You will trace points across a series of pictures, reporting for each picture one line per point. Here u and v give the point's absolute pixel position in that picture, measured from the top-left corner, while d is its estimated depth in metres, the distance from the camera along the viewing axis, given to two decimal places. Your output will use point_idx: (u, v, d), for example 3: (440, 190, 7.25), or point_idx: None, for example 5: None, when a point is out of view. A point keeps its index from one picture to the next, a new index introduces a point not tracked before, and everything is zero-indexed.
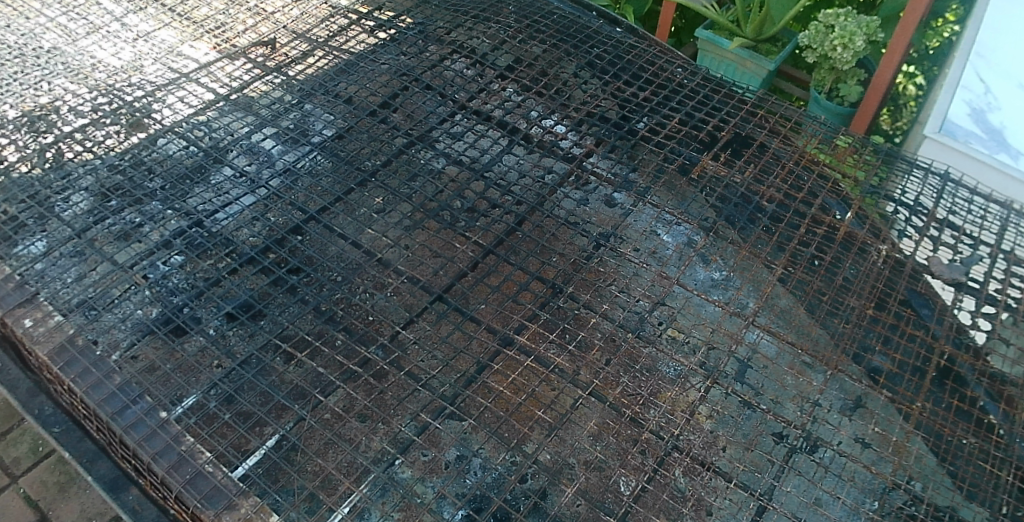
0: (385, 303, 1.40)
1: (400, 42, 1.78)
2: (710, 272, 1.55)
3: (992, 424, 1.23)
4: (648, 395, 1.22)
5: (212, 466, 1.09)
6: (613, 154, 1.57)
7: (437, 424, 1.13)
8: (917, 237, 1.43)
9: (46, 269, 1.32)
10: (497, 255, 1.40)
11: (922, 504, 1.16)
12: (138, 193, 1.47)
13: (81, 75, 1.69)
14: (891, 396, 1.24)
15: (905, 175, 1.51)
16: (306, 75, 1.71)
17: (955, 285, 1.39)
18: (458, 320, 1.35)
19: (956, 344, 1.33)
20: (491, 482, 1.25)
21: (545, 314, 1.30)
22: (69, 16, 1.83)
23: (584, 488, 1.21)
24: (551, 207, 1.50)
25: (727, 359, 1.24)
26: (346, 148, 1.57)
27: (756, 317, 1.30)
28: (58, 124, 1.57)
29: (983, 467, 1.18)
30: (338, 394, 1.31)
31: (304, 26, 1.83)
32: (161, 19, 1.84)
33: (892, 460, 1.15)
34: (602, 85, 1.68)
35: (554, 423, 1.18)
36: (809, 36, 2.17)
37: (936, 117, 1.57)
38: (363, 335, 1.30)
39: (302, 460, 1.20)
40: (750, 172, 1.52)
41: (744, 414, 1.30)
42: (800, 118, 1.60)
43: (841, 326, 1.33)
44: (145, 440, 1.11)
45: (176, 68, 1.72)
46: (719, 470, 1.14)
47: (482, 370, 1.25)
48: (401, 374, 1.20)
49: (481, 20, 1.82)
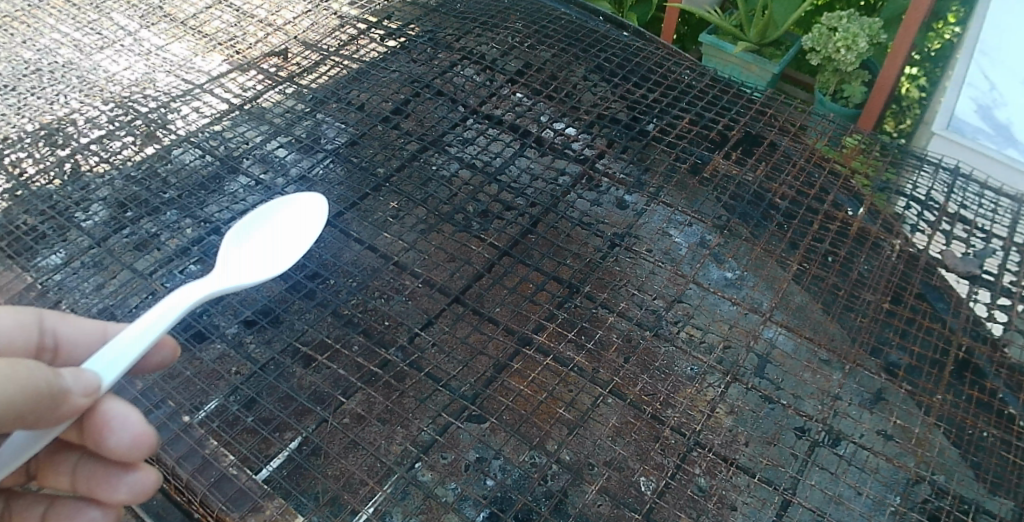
0: (403, 307, 1.38)
1: (410, 49, 1.80)
2: (724, 272, 1.57)
3: (1013, 415, 1.22)
4: (668, 392, 1.22)
5: (236, 469, 1.09)
6: (625, 155, 1.58)
7: (457, 425, 1.11)
8: (929, 231, 1.44)
9: (65, 280, 1.37)
10: (514, 257, 1.39)
11: (947, 496, 1.15)
12: (154, 204, 1.48)
13: (96, 88, 1.71)
14: (911, 389, 1.23)
15: (915, 171, 1.52)
16: (318, 84, 1.72)
17: (970, 278, 1.39)
18: (476, 321, 1.33)
19: (973, 336, 1.32)
20: (514, 483, 1.25)
21: (562, 314, 1.28)
22: (83, 31, 1.86)
23: (605, 487, 1.20)
24: (565, 208, 1.50)
25: (746, 355, 1.23)
26: (359, 155, 1.58)
27: (773, 313, 1.30)
28: (75, 136, 1.60)
29: (1006, 458, 1.18)
30: (357, 398, 1.31)
31: (315, 37, 1.85)
32: (173, 33, 1.87)
33: (914, 453, 1.15)
34: (611, 88, 1.69)
35: (576, 422, 1.16)
36: (814, 38, 2.19)
37: (943, 115, 1.59)
38: (383, 337, 1.29)
39: (323, 464, 1.19)
40: (762, 171, 1.53)
41: (765, 409, 1.31)
42: (807, 118, 1.62)
43: (857, 320, 1.33)
44: (168, 444, 1.11)
45: (189, 80, 1.74)
46: (742, 465, 1.13)
47: (502, 371, 1.23)
48: (421, 376, 1.20)
49: (489, 27, 1.84)
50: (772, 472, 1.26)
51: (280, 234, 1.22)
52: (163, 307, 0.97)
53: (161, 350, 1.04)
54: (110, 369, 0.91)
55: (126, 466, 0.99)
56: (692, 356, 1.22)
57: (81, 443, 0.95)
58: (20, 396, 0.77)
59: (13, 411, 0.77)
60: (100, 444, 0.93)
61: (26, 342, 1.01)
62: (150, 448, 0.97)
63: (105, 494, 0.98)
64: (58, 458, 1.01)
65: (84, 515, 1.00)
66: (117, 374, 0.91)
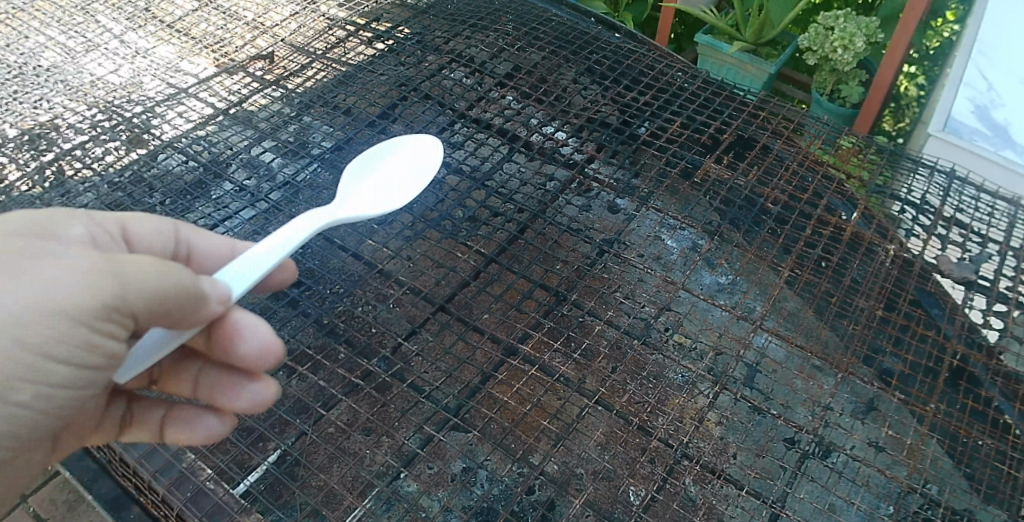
0: (388, 315, 1.35)
1: (398, 52, 1.78)
2: (716, 277, 1.55)
3: (1008, 424, 1.20)
4: (656, 402, 1.19)
5: (213, 483, 1.07)
6: (615, 159, 1.55)
7: (440, 437, 1.10)
8: (924, 236, 1.41)
9: None
10: (500, 264, 1.37)
11: (939, 508, 1.12)
12: (137, 210, 1.47)
13: (79, 92, 1.69)
14: (904, 398, 1.20)
15: (910, 174, 1.49)
16: (305, 87, 1.70)
17: (966, 283, 1.37)
18: (462, 330, 1.31)
19: (968, 343, 1.29)
20: (498, 494, 1.22)
21: (548, 322, 1.26)
22: (68, 35, 1.84)
23: (591, 498, 1.18)
24: (553, 214, 1.46)
25: (736, 364, 1.20)
26: (346, 161, 1.57)
27: (764, 321, 1.28)
28: (58, 141, 1.58)
29: (1001, 469, 1.15)
30: (340, 408, 1.29)
31: (303, 39, 1.82)
32: (159, 35, 1.84)
33: (907, 463, 1.12)
34: (602, 90, 1.67)
35: (561, 433, 1.14)
36: (809, 38, 2.16)
37: (941, 114, 1.60)
38: (366, 347, 1.27)
39: (304, 476, 1.17)
40: (754, 175, 1.50)
41: (754, 419, 1.28)
42: (801, 119, 1.59)
43: (850, 327, 1.30)
44: (145, 457, 1.09)
45: (175, 83, 1.72)
46: (730, 477, 1.11)
47: (487, 381, 1.22)
48: (405, 387, 1.18)
49: (479, 29, 1.81)
50: (761, 483, 1.24)
51: (397, 175, 1.26)
52: (292, 229, 1.02)
53: (285, 271, 1.09)
54: (238, 280, 0.95)
55: (249, 375, 1.03)
56: (681, 365, 1.19)
57: (210, 351, 0.98)
58: (173, 290, 0.85)
59: (167, 304, 0.85)
60: (230, 351, 0.98)
61: (163, 251, 1.03)
62: (276, 362, 1.02)
63: (228, 401, 1.02)
64: (181, 366, 1.03)
65: (201, 423, 1.02)
66: (244, 287, 0.96)
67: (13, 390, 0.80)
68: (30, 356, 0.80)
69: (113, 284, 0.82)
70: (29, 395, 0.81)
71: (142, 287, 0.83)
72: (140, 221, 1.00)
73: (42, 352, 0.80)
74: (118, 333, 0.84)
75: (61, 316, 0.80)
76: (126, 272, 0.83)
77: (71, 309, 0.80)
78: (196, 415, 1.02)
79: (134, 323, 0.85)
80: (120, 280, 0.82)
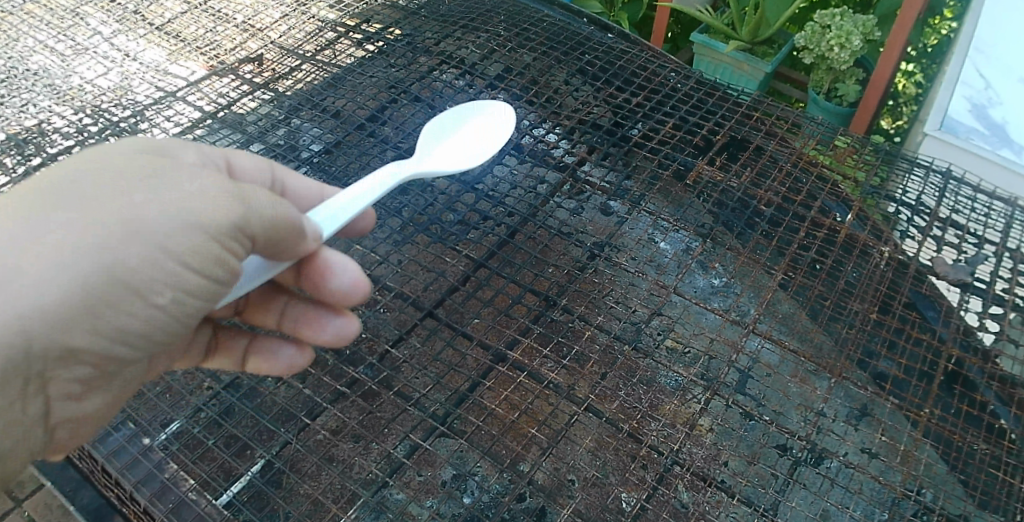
0: (376, 320, 1.33)
1: (388, 53, 1.76)
2: (710, 280, 1.53)
3: (1003, 429, 1.18)
4: (646, 408, 1.17)
5: (196, 494, 1.05)
6: (607, 161, 1.54)
7: (426, 446, 1.08)
8: (919, 238, 1.40)
9: None
10: (489, 268, 1.35)
11: (933, 514, 1.10)
12: None
13: (68, 97, 1.67)
14: (898, 403, 1.18)
15: (906, 174, 1.47)
16: (295, 90, 1.68)
17: (961, 285, 1.35)
18: (451, 336, 1.30)
19: (963, 346, 1.27)
20: (488, 501, 1.20)
21: (538, 327, 1.24)
22: (58, 39, 1.83)
23: (581, 506, 1.16)
24: (543, 218, 1.48)
25: (727, 369, 1.18)
26: (335, 164, 1.55)
27: (757, 324, 1.26)
28: (45, 145, 1.56)
29: (996, 474, 1.13)
30: (328, 416, 1.28)
31: (293, 42, 1.80)
32: (149, 39, 1.82)
33: (900, 469, 1.10)
34: (593, 91, 1.65)
35: (549, 441, 1.12)
36: (806, 37, 2.13)
37: (936, 113, 1.53)
38: (354, 354, 1.25)
39: (290, 485, 1.16)
40: (747, 176, 1.49)
41: (746, 425, 1.27)
42: (798, 117, 1.57)
43: (844, 331, 1.29)
44: (128, 468, 1.08)
45: (164, 87, 1.70)
46: (721, 485, 1.08)
47: (475, 388, 1.20)
48: (392, 394, 1.16)
49: (470, 30, 1.79)
50: (753, 490, 1.23)
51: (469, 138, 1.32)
52: (376, 181, 1.06)
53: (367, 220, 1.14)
54: (330, 221, 1.00)
55: (332, 311, 1.08)
56: (672, 370, 1.17)
57: (300, 284, 1.02)
58: (287, 217, 0.88)
59: (280, 231, 0.88)
60: (322, 286, 1.01)
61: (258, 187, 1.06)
62: (363, 299, 1.05)
63: (313, 334, 1.06)
64: (268, 299, 1.08)
65: (282, 354, 1.08)
66: (335, 227, 1.00)
67: (154, 293, 0.82)
68: (169, 264, 0.82)
69: (238, 206, 0.85)
70: (165, 298, 0.83)
71: (263, 212, 0.86)
72: (242, 155, 1.03)
73: (174, 257, 0.83)
74: (240, 252, 0.86)
75: (196, 229, 0.83)
76: (249, 196, 0.87)
77: (206, 222, 0.83)
78: (277, 347, 1.08)
79: (251, 245, 0.87)
80: (244, 202, 0.86)
